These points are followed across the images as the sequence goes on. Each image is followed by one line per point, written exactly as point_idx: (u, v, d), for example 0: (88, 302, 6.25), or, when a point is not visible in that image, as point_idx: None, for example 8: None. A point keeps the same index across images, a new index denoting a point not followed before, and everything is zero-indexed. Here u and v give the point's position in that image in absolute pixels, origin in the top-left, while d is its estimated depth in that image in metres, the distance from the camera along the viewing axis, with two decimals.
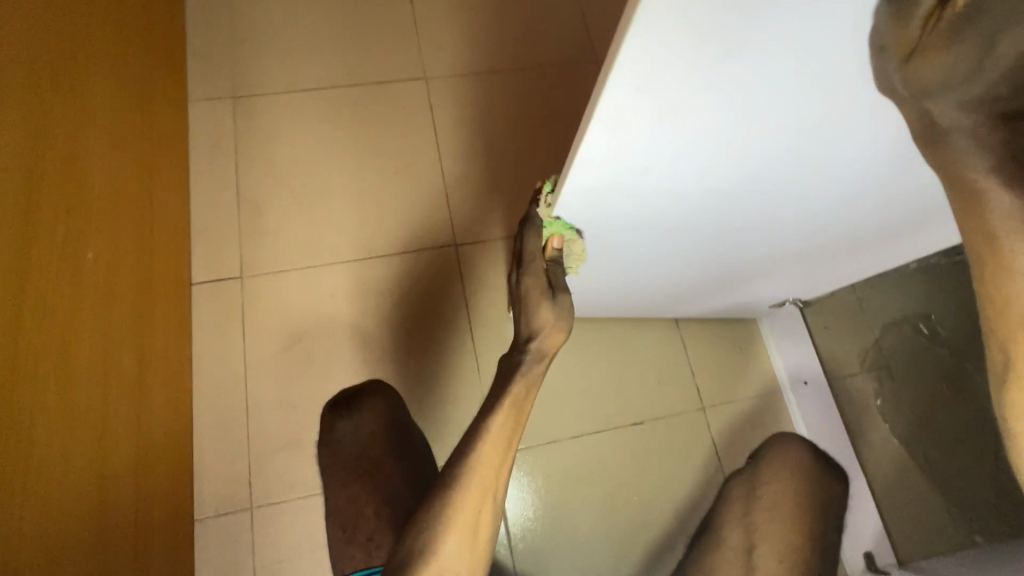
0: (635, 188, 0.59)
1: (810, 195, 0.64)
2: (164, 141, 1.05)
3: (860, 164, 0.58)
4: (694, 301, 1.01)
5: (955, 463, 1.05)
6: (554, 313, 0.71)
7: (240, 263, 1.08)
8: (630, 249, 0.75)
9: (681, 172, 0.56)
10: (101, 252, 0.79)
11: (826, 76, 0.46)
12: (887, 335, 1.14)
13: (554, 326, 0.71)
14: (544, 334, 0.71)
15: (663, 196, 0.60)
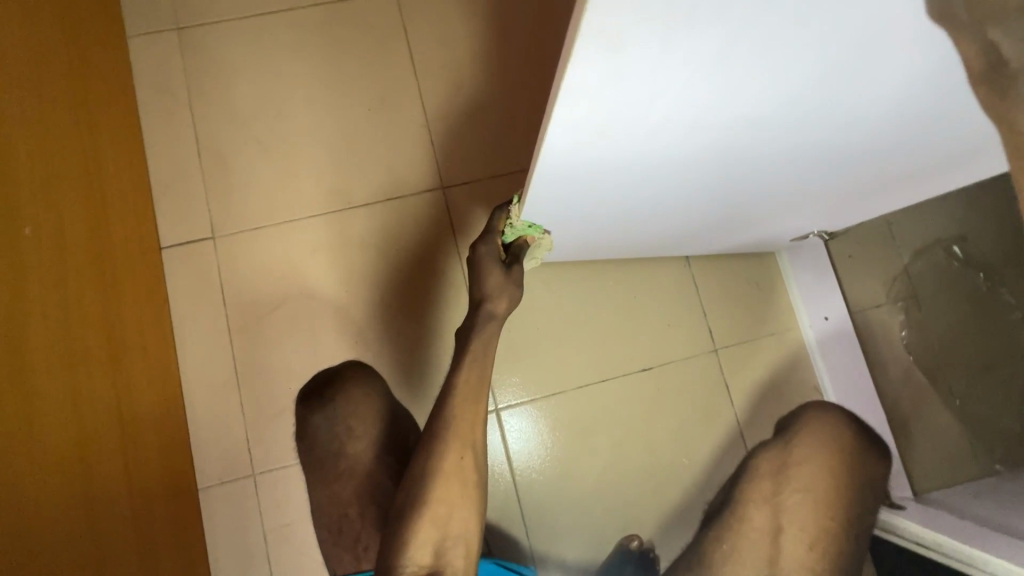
0: (640, 127, 0.48)
1: (851, 122, 0.53)
2: (103, 87, 0.92)
3: (899, 97, 0.48)
4: (708, 239, 0.91)
5: (979, 393, 1.00)
6: (507, 281, 0.75)
7: (210, 221, 0.99)
8: (636, 191, 0.65)
9: (695, 103, 0.45)
10: (37, 227, 0.71)
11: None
12: (917, 261, 1.06)
13: (505, 293, 0.75)
14: (497, 298, 0.76)
15: (673, 132, 0.50)
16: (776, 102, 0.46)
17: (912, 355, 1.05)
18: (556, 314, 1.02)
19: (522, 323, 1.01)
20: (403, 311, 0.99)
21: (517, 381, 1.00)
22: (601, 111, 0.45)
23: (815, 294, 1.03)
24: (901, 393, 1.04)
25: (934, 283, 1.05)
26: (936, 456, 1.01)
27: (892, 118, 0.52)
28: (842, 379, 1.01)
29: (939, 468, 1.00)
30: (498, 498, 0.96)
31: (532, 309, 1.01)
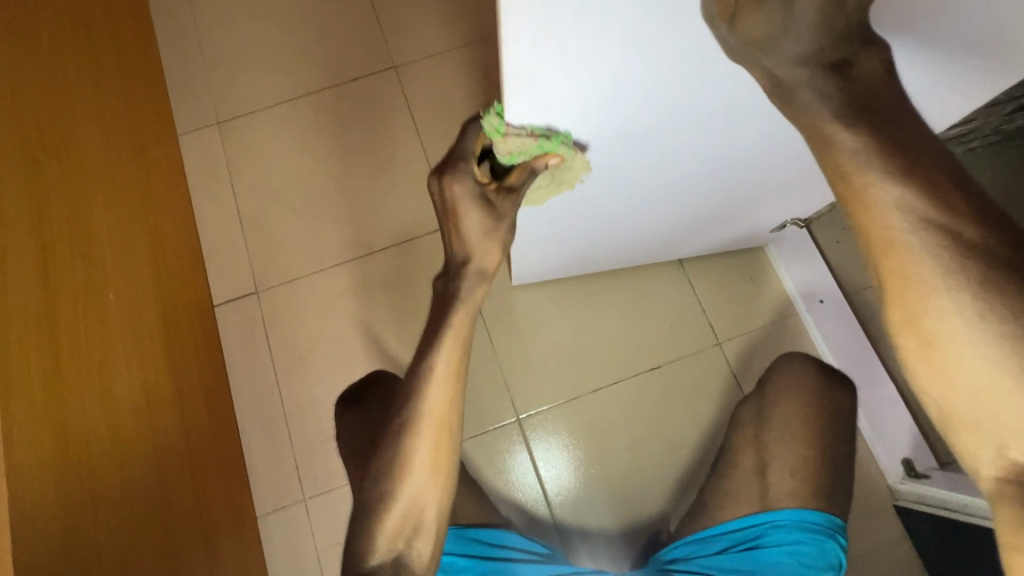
0: (589, 146, 0.59)
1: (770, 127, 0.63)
2: (161, 176, 1.10)
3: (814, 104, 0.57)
4: (690, 239, 1.00)
5: None
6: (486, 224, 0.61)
7: (254, 279, 1.14)
8: (604, 201, 0.75)
9: (624, 128, 0.56)
10: (120, 292, 0.86)
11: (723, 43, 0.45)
12: None
13: (487, 243, 0.62)
14: (482, 252, 0.62)
15: (616, 151, 0.61)
16: (693, 113, 0.56)
17: None
18: (561, 325, 1.10)
19: (531, 337, 1.10)
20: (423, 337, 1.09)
21: (532, 391, 1.07)
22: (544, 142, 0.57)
23: (809, 279, 1.07)
24: None
25: None
26: None
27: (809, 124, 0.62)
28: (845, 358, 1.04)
29: None
30: (531, 504, 1.03)
31: (542, 324, 1.10)
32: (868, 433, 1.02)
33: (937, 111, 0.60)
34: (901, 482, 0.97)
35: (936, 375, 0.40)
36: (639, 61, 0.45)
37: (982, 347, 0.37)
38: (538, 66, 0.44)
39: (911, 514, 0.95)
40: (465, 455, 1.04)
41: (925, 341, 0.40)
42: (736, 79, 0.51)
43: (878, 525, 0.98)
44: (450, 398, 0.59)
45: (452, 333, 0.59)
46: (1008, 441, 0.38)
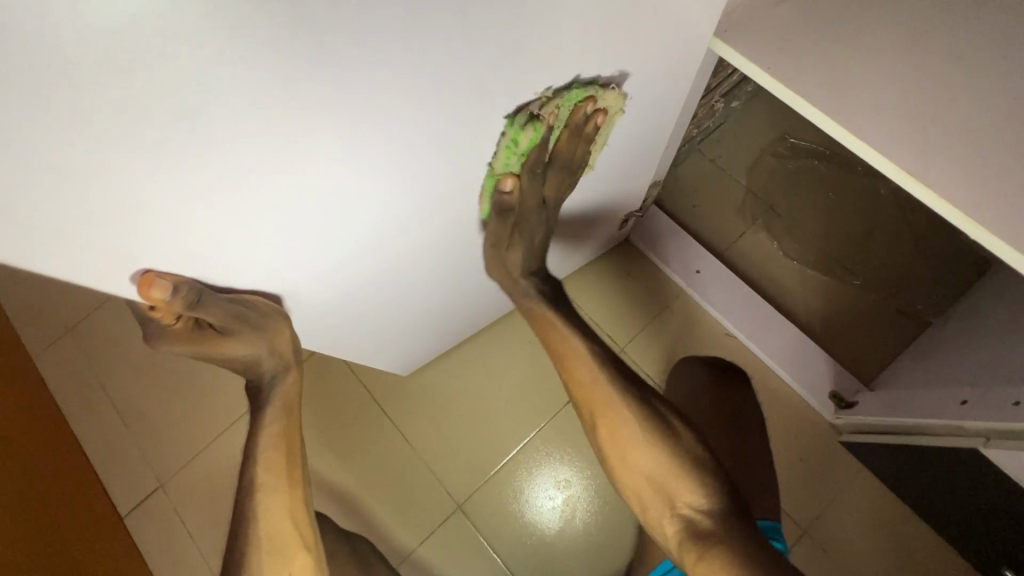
0: (346, 279, 0.56)
1: None
2: (28, 396, 1.03)
3: None
4: (542, 272, 0.97)
5: (873, 260, 1.04)
6: (246, 342, 0.47)
7: (155, 473, 1.09)
8: (418, 294, 0.73)
9: (351, 254, 0.52)
10: (21, 532, 0.79)
11: (401, 151, 0.44)
12: (755, 175, 1.12)
13: (264, 351, 0.49)
14: (262, 359, 0.49)
15: (378, 269, 0.59)
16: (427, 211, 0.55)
17: (795, 258, 1.06)
18: (466, 393, 1.07)
19: (441, 416, 1.06)
20: (336, 464, 1.03)
21: (460, 470, 1.03)
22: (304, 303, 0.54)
23: (680, 255, 1.06)
24: (804, 294, 1.04)
25: (778, 187, 1.11)
26: (867, 337, 1.00)
27: None
28: (740, 317, 1.02)
29: (875, 348, 0.99)
30: None
31: (451, 399, 1.07)
32: (788, 379, 0.99)
33: (669, 83, 0.64)
34: (837, 418, 0.94)
35: (619, 468, 0.63)
36: (275, 214, 0.41)
37: (632, 449, 0.62)
38: (187, 277, 0.40)
39: (857, 446, 0.92)
40: (416, 566, 0.98)
41: (621, 452, 0.62)
42: (438, 173, 0.50)
43: (833, 469, 0.95)
44: (295, 517, 0.49)
45: (270, 435, 0.50)
46: (667, 501, 0.60)
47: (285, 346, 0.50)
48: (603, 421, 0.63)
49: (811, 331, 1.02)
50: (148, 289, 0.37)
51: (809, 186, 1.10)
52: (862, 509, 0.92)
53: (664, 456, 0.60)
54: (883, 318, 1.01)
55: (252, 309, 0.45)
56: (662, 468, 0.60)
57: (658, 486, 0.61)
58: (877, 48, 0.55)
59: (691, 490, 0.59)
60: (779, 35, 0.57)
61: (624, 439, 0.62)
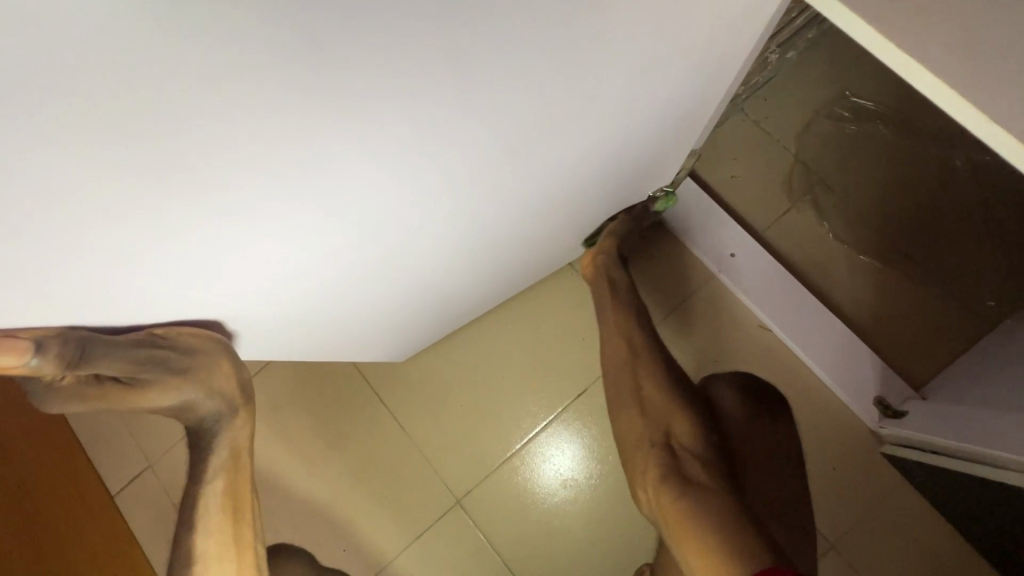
0: (312, 283, 0.46)
1: (536, 153, 0.51)
2: None
3: (551, 117, 0.47)
4: (551, 253, 0.85)
5: (938, 245, 0.89)
6: (175, 391, 0.41)
7: (144, 453, 1.04)
8: (410, 291, 0.63)
9: (312, 256, 0.42)
10: None
11: (359, 126, 0.32)
12: (805, 142, 0.96)
13: (205, 393, 0.43)
14: (205, 400, 0.43)
15: (352, 270, 0.48)
16: (410, 201, 0.44)
17: (846, 243, 0.92)
18: (469, 380, 0.99)
19: (440, 406, 0.98)
20: (330, 452, 0.97)
21: (460, 463, 0.96)
22: (257, 314, 0.45)
23: (711, 234, 0.93)
24: (853, 285, 0.91)
25: (831, 156, 0.95)
26: (922, 335, 0.88)
27: (575, 127, 0.51)
28: (779, 310, 0.90)
29: (929, 348, 0.87)
30: None
31: (451, 386, 0.99)
32: (827, 380, 0.89)
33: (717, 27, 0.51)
34: (881, 427, 0.84)
35: (626, 405, 0.77)
36: (135, 212, 0.29)
37: (650, 388, 0.76)
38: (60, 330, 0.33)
39: (900, 460, 0.83)
40: (413, 562, 0.93)
41: (633, 391, 0.77)
42: (417, 150, 0.39)
43: (868, 481, 0.86)
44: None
45: (212, 504, 0.44)
46: (665, 440, 0.72)
47: (226, 378, 0.43)
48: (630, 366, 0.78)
49: (858, 325, 0.89)
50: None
51: (869, 157, 0.94)
52: (899, 525, 0.84)
53: (672, 399, 0.75)
54: (943, 313, 0.88)
55: (188, 357, 0.40)
56: (669, 407, 0.74)
57: (661, 422, 0.74)
58: None
59: (687, 432, 0.72)
60: None
61: (644, 379, 0.77)
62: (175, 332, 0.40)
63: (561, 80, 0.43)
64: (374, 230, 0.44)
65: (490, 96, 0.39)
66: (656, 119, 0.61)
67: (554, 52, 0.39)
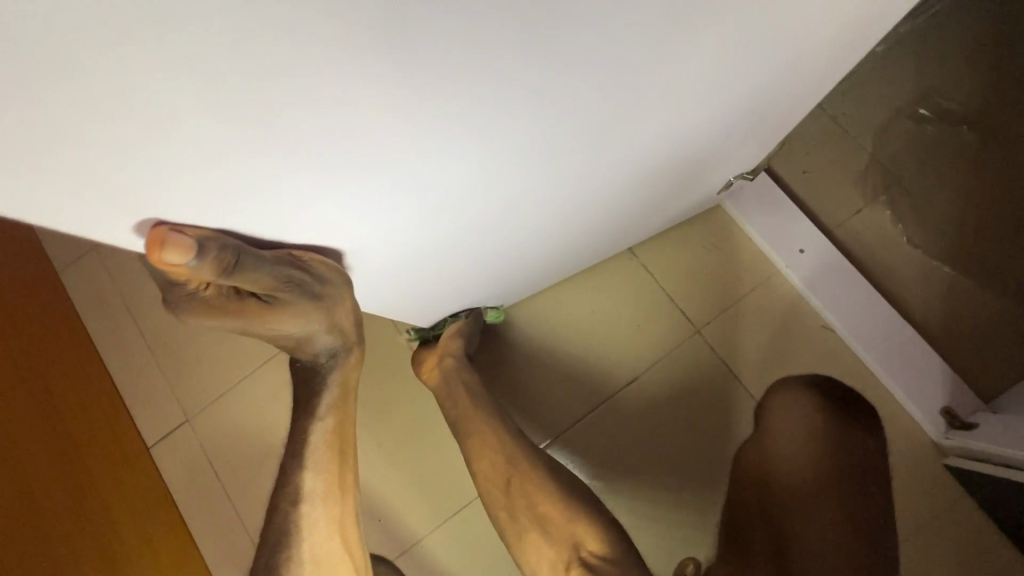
0: (422, 230, 0.44)
1: (659, 124, 0.48)
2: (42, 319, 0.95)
3: (688, 91, 0.44)
4: (621, 234, 0.83)
5: (1020, 257, 0.86)
6: (301, 319, 0.39)
7: (181, 408, 1.03)
8: (493, 254, 0.61)
9: (434, 200, 0.40)
10: None
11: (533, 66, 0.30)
12: (883, 142, 0.93)
13: (328, 326, 0.40)
14: (325, 335, 0.41)
15: (459, 221, 0.46)
16: (537, 156, 0.42)
17: (920, 249, 0.90)
18: None
19: (485, 383, 0.96)
20: (372, 419, 0.96)
21: None
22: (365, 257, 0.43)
23: (780, 229, 0.91)
24: (925, 291, 0.88)
25: (910, 158, 0.92)
26: (995, 348, 0.85)
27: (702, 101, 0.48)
28: (847, 311, 0.87)
29: (1002, 362, 0.84)
30: None
31: None
32: (892, 389, 0.85)
33: (863, 14, 0.48)
34: (947, 438, 0.81)
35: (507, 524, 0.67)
36: (328, 127, 0.28)
37: (546, 503, 0.65)
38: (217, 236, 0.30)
39: (965, 473, 0.80)
40: (448, 538, 0.92)
41: (526, 493, 0.66)
42: (568, 109, 0.37)
43: (929, 494, 0.83)
44: (343, 533, 0.45)
45: (323, 440, 0.43)
46: (571, 550, 0.62)
47: (343, 318, 0.41)
48: (511, 481, 0.67)
49: (927, 333, 0.87)
50: (160, 248, 0.28)
51: (950, 161, 0.90)
52: (959, 541, 0.81)
53: (572, 511, 0.64)
54: (1020, 328, 0.85)
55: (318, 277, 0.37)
56: (569, 518, 0.63)
57: (564, 535, 0.62)
58: None
59: (594, 537, 0.62)
60: None
61: (527, 485, 0.66)
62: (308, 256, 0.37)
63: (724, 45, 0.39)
64: (498, 181, 0.42)
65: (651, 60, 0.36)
66: (769, 100, 0.58)
67: (722, 22, 0.36)
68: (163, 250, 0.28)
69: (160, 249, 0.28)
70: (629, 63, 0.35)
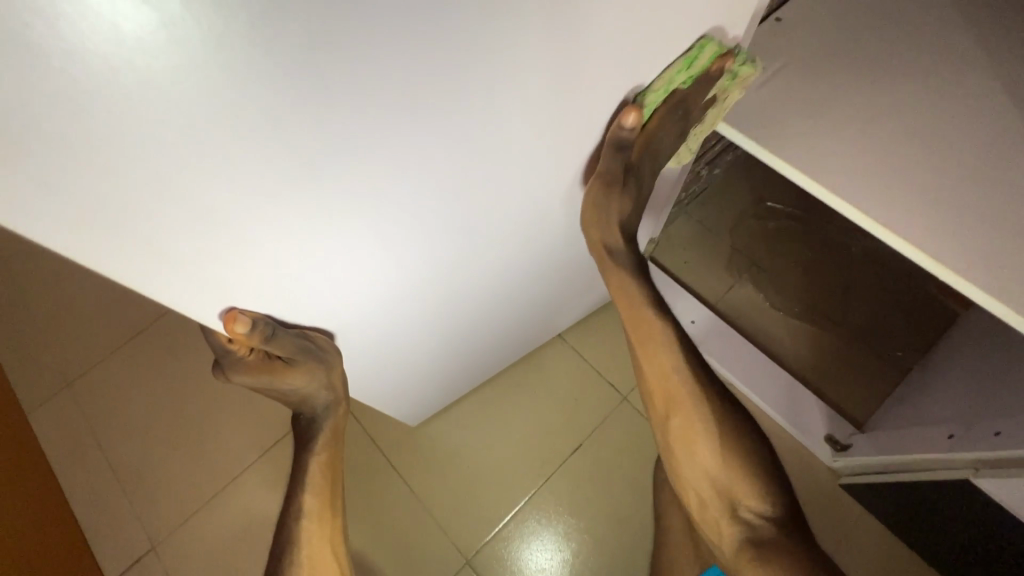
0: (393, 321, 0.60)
1: (552, 233, 0.69)
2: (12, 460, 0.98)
3: (564, 211, 0.66)
4: (550, 319, 1.01)
5: (854, 310, 1.13)
6: (307, 378, 0.51)
7: (148, 534, 1.04)
8: (446, 338, 0.77)
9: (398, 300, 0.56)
10: None
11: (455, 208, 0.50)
12: (738, 236, 1.21)
13: (324, 385, 0.52)
14: (322, 390, 0.53)
15: (421, 316, 0.63)
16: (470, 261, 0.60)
17: (781, 310, 1.16)
18: (473, 445, 1.07)
19: (449, 466, 1.06)
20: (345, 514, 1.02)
21: (468, 520, 1.02)
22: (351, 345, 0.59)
23: (675, 305, 1.13)
24: (791, 343, 1.13)
25: (760, 247, 1.20)
26: (854, 382, 1.08)
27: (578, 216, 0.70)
28: (738, 367, 1.07)
29: (861, 392, 1.07)
30: None
31: (459, 448, 1.07)
32: (785, 425, 1.04)
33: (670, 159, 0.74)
34: (835, 460, 0.99)
35: (678, 467, 0.72)
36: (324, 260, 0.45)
37: (704, 445, 0.69)
38: (261, 314, 0.44)
39: (855, 488, 0.96)
40: None
41: (690, 442, 0.70)
42: (481, 231, 0.56)
43: (833, 511, 0.98)
44: (334, 546, 0.56)
45: (318, 471, 0.55)
46: (728, 501, 0.69)
47: (336, 377, 0.53)
48: (677, 420, 0.70)
49: (800, 375, 1.10)
50: (230, 324, 0.42)
51: (788, 247, 1.19)
52: (863, 551, 0.95)
53: (726, 459, 0.68)
54: (867, 363, 1.09)
55: (317, 358, 0.49)
56: (725, 471, 0.68)
57: (723, 489, 0.69)
58: (861, 120, 0.64)
59: (753, 496, 0.67)
60: (765, 111, 0.67)
61: (695, 430, 0.69)
62: (318, 336, 0.49)
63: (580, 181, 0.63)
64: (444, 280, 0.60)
65: (530, 199, 0.58)
66: None
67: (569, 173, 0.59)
68: (240, 328, 0.42)
69: (234, 327, 0.42)
70: (517, 200, 0.56)
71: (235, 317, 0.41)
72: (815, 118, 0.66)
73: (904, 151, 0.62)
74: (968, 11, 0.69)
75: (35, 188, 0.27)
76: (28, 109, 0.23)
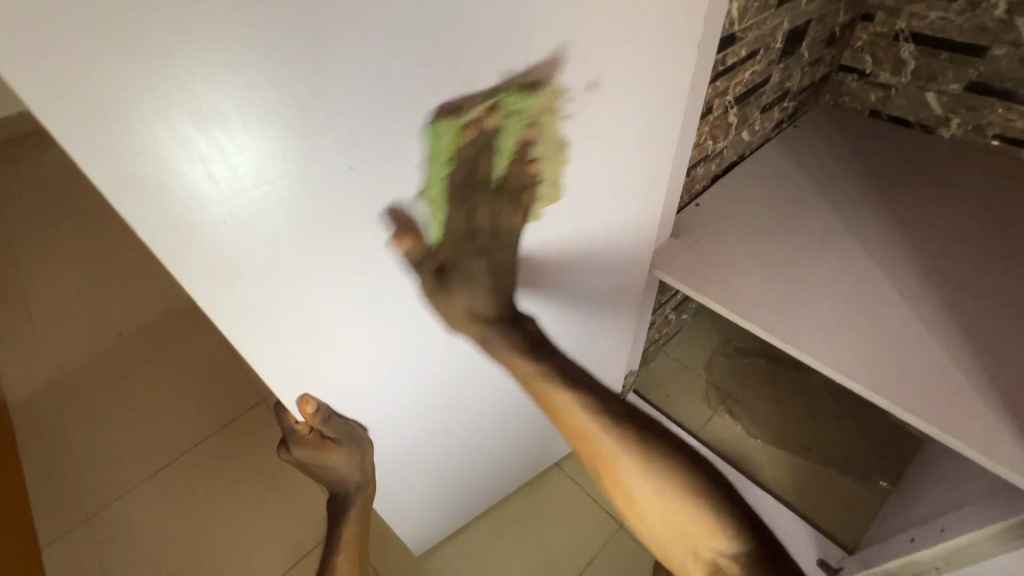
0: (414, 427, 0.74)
1: None
2: None
3: (550, 338, 0.84)
4: (548, 444, 1.12)
5: (826, 436, 1.23)
6: (346, 459, 0.65)
7: None
8: (457, 452, 0.88)
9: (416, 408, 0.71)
10: None
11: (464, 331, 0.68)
12: (711, 371, 1.36)
13: (356, 466, 0.66)
14: (354, 471, 0.67)
15: (437, 425, 0.78)
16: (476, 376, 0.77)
17: (760, 439, 1.25)
18: None
19: None
20: None
21: None
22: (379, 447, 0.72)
23: None
24: (774, 470, 1.20)
25: (733, 381, 1.34)
26: (840, 505, 1.14)
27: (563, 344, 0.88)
28: None
29: (846, 517, 1.12)
30: None
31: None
32: None
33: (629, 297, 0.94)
34: None
35: (629, 513, 0.58)
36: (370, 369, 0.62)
37: (643, 485, 0.56)
38: (324, 403, 0.59)
39: None
40: None
41: (623, 483, 0.57)
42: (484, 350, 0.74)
43: None
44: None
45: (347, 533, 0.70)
46: (690, 547, 0.54)
47: (367, 462, 0.67)
48: (605, 459, 0.58)
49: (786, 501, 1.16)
50: (304, 407, 0.57)
51: (756, 380, 1.33)
52: None
53: (673, 494, 0.55)
54: (847, 487, 1.16)
55: (355, 441, 0.64)
56: (674, 509, 0.54)
57: (681, 531, 0.54)
58: (767, 271, 0.87)
59: (715, 533, 0.52)
60: (696, 263, 0.90)
61: (626, 470, 0.56)
62: (357, 425, 0.64)
63: (562, 315, 0.82)
64: (457, 390, 0.75)
65: None
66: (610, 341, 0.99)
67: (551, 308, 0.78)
68: (312, 410, 0.58)
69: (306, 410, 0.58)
70: None
71: (310, 403, 0.57)
72: (730, 269, 0.88)
73: (800, 290, 0.84)
74: (835, 197, 0.96)
75: (226, 312, 0.46)
76: (242, 265, 0.43)
